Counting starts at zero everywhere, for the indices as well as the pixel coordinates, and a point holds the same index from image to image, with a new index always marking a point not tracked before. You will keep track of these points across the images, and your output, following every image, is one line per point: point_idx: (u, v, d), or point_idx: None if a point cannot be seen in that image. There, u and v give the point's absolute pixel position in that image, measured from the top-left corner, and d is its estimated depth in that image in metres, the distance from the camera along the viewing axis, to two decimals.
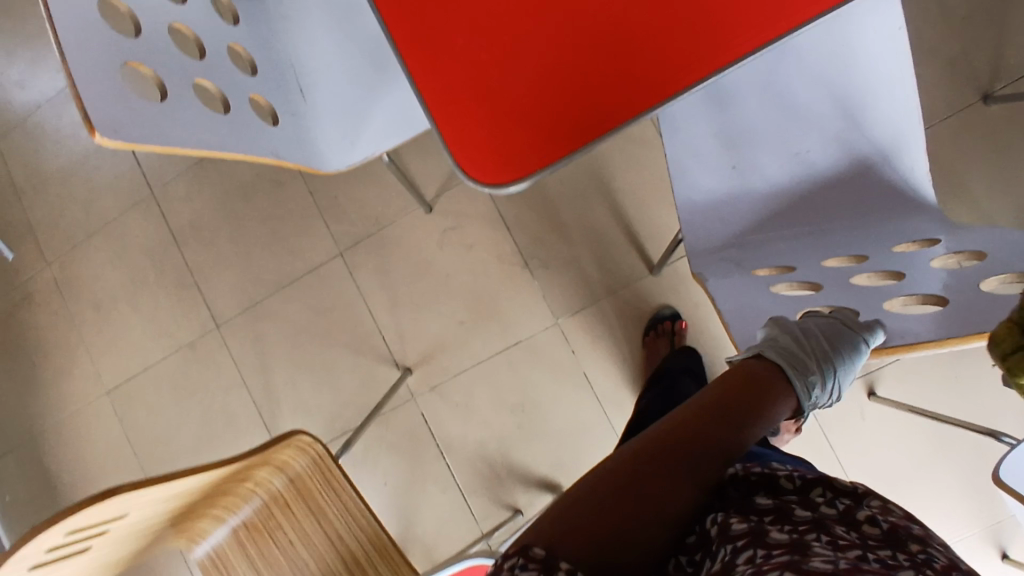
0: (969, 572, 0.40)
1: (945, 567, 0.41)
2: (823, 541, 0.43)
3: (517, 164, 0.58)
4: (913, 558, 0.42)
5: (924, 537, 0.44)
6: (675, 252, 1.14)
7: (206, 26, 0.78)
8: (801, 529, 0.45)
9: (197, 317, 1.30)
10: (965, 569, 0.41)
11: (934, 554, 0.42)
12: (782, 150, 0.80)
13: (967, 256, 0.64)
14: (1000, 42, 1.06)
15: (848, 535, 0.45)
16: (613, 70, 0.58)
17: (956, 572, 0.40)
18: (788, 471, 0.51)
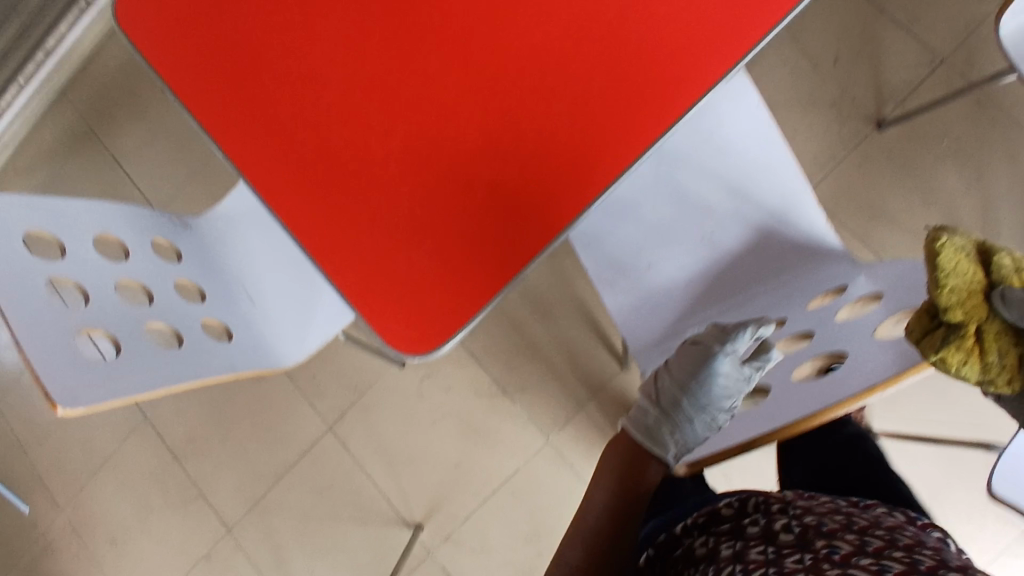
0: (858, 553, 0.57)
1: (842, 556, 0.57)
2: (747, 563, 0.61)
3: (438, 331, 0.70)
4: (819, 552, 0.58)
5: (829, 533, 0.61)
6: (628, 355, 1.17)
7: (151, 273, 0.87)
8: (731, 557, 0.63)
9: (209, 526, 1.31)
10: (855, 551, 0.57)
11: (834, 546, 0.59)
12: (687, 239, 0.85)
13: (866, 300, 0.72)
14: (874, 73, 1.12)
15: (767, 551, 0.62)
16: (494, 233, 0.71)
17: (848, 556, 0.57)
18: (729, 504, 0.72)
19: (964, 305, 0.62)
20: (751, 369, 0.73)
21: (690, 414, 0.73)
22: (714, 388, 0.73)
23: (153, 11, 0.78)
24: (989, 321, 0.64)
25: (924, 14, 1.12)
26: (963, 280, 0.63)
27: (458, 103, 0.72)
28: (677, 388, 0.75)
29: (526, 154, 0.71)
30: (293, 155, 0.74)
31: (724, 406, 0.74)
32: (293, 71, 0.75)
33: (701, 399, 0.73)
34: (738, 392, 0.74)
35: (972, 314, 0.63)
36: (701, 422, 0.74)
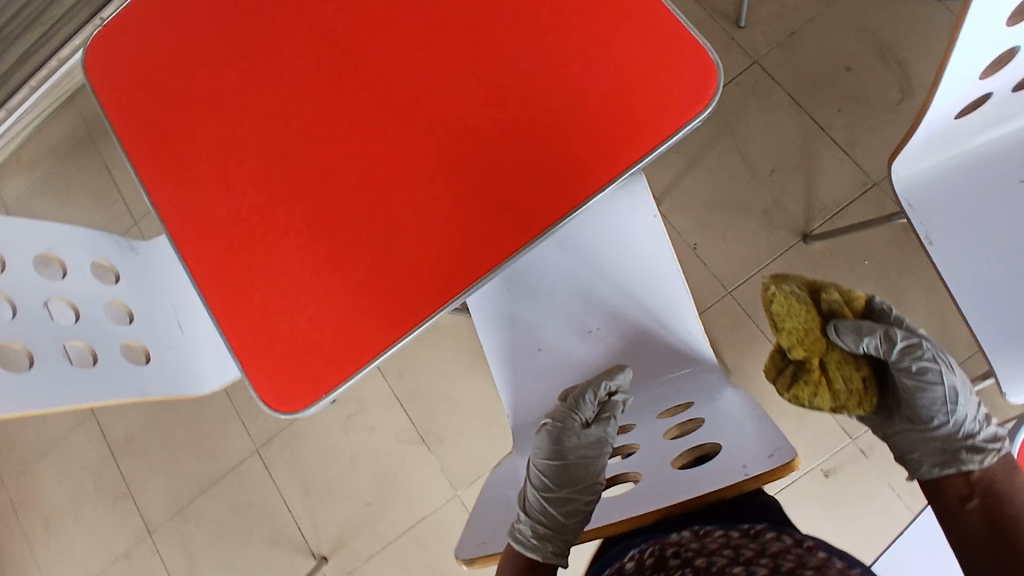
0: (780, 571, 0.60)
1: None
2: None
3: (308, 392, 0.74)
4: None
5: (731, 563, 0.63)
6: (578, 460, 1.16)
7: (85, 292, 0.94)
8: None
9: (132, 525, 1.37)
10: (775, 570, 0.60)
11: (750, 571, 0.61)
12: (577, 330, 0.90)
13: (689, 421, 0.77)
14: (808, 186, 1.17)
15: None
16: (373, 305, 0.74)
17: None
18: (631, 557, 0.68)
19: (804, 342, 0.78)
20: (598, 429, 0.78)
21: (555, 491, 0.74)
22: (574, 457, 0.76)
23: (114, 64, 0.86)
24: (831, 351, 0.80)
25: (863, 137, 1.17)
26: (801, 321, 0.79)
27: (353, 188, 0.77)
28: (541, 475, 0.76)
29: (402, 244, 0.75)
30: (204, 212, 0.80)
31: (588, 470, 0.76)
32: (218, 136, 0.81)
33: (559, 471, 0.75)
34: (597, 452, 0.77)
35: (812, 349, 0.79)
36: (572, 495, 0.75)
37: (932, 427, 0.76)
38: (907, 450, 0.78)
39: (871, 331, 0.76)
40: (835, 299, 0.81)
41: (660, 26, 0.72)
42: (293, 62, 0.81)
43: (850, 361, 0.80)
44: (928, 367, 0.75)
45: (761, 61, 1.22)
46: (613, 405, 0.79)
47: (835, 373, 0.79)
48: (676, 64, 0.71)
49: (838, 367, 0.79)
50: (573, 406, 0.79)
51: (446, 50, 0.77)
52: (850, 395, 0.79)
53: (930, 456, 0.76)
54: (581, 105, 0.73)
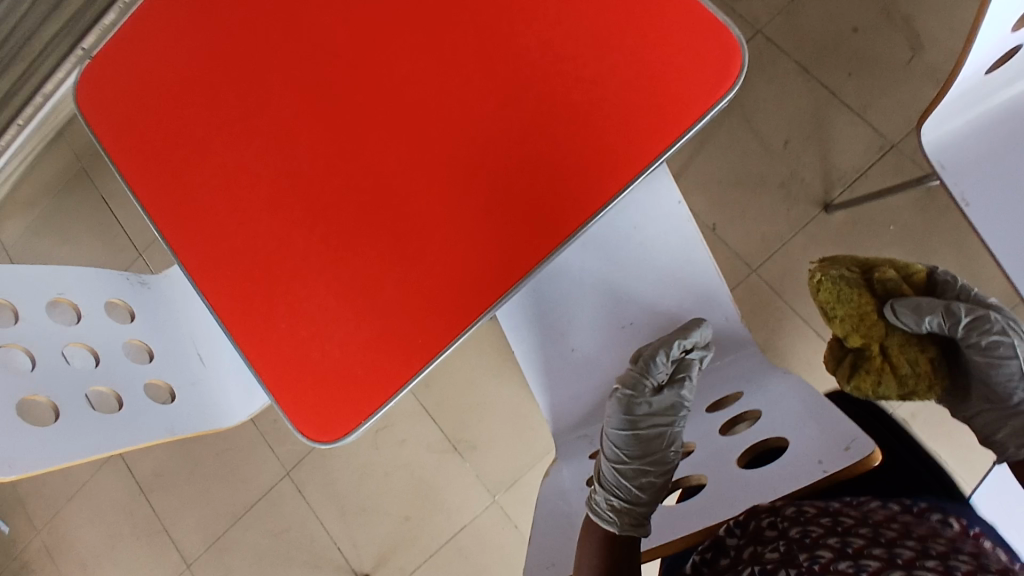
0: (880, 541, 0.58)
1: (861, 546, 0.58)
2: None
3: (346, 420, 0.72)
4: (837, 544, 0.58)
5: (827, 529, 0.61)
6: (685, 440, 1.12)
7: (103, 334, 0.91)
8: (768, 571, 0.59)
9: (170, 560, 1.36)
10: (874, 540, 0.58)
11: (849, 539, 0.59)
12: (609, 325, 0.88)
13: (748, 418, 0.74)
14: (824, 155, 1.14)
15: (788, 556, 0.59)
16: (404, 325, 0.73)
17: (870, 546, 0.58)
18: (728, 527, 0.66)
19: (860, 329, 0.87)
20: (670, 394, 0.77)
21: (630, 463, 0.73)
22: (646, 428, 0.75)
23: (106, 99, 0.83)
24: (892, 334, 0.86)
25: (876, 100, 1.14)
26: (855, 307, 0.88)
27: (369, 205, 0.74)
28: (615, 446, 0.75)
29: (428, 260, 0.73)
30: (218, 245, 0.78)
31: (661, 439, 0.75)
32: (223, 164, 0.79)
33: (633, 441, 0.74)
34: (671, 419, 0.76)
35: (869, 334, 0.87)
36: (646, 465, 0.74)
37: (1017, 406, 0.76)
38: (995, 431, 0.78)
39: (931, 310, 0.79)
40: (890, 278, 0.87)
41: (673, 7, 0.69)
42: (293, 80, 0.78)
43: (914, 342, 0.85)
44: (998, 339, 0.75)
45: (764, 30, 1.18)
46: (686, 367, 0.78)
47: (897, 357, 0.85)
48: (695, 46, 0.68)
49: (900, 350, 0.85)
50: (645, 370, 0.77)
51: (451, 53, 0.74)
52: (918, 377, 0.84)
53: (1015, 436, 0.76)
54: (599, 98, 0.70)
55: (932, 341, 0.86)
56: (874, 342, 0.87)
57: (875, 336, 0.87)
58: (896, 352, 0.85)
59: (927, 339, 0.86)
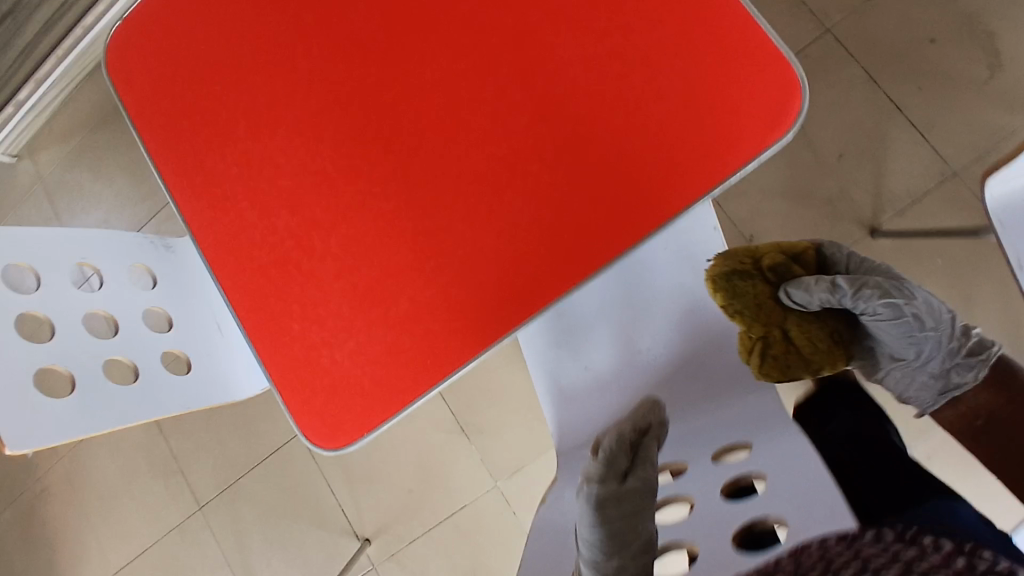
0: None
1: None
2: None
3: (352, 429, 0.72)
4: None
5: None
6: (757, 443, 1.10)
7: (123, 302, 0.92)
8: None
9: (183, 501, 1.41)
10: None
11: None
12: (626, 345, 0.89)
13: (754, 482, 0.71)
14: (878, 174, 1.08)
15: None
16: (417, 341, 0.71)
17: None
18: None
19: (759, 319, 0.80)
20: (639, 478, 0.65)
21: (609, 563, 0.57)
22: (618, 515, 0.61)
23: (135, 69, 0.81)
24: (790, 320, 0.79)
25: (943, 120, 1.06)
26: (750, 298, 0.80)
27: (390, 215, 0.72)
28: (589, 548, 0.59)
29: (443, 279, 0.70)
30: (237, 237, 0.76)
31: (639, 528, 0.60)
32: (247, 151, 0.76)
33: (607, 537, 0.59)
34: (643, 503, 0.63)
35: (768, 321, 0.80)
36: (626, 563, 0.58)
37: (926, 359, 0.74)
38: (905, 389, 0.79)
39: (816, 284, 0.73)
40: (777, 259, 0.80)
41: (729, 36, 0.64)
42: (322, 72, 0.74)
43: (813, 319, 0.78)
44: (886, 305, 0.68)
45: (833, 30, 1.10)
46: (647, 446, 0.69)
47: (799, 339, 0.79)
48: (748, 83, 0.63)
49: (800, 330, 0.79)
50: (606, 460, 0.67)
51: (487, 61, 0.70)
52: (822, 351, 0.79)
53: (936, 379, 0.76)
54: (640, 127, 0.65)
55: (832, 317, 0.79)
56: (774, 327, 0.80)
57: (773, 321, 0.80)
58: (796, 331, 0.79)
59: (826, 315, 0.79)
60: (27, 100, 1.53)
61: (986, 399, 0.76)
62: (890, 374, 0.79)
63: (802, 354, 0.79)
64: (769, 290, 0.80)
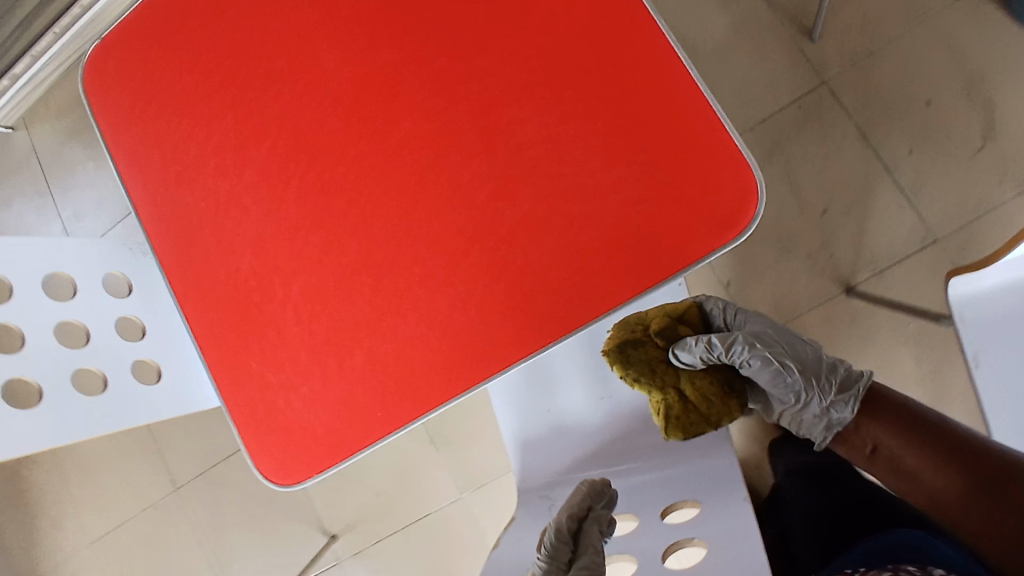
0: None
1: None
2: None
3: (306, 468, 0.75)
4: None
5: None
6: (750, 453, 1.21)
7: (97, 312, 0.94)
8: None
9: (161, 480, 1.43)
10: None
11: None
12: (591, 393, 0.88)
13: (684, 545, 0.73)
14: (859, 234, 1.07)
15: None
16: (371, 392, 0.73)
17: None
18: None
19: (653, 381, 0.80)
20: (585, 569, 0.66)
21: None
22: None
23: (122, 93, 0.82)
24: (682, 379, 0.80)
25: (929, 183, 1.05)
26: (642, 362, 0.80)
27: (353, 267, 0.73)
28: None
29: (399, 335, 0.72)
30: (209, 270, 0.78)
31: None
32: (222, 186, 0.78)
33: None
34: None
35: (662, 381, 0.80)
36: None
37: (804, 400, 0.81)
38: (799, 425, 0.85)
39: (696, 344, 0.78)
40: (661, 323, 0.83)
41: (698, 133, 0.65)
42: (302, 116, 0.76)
43: (703, 373, 0.81)
44: (757, 356, 0.78)
45: (829, 82, 1.09)
46: (588, 532, 0.69)
47: (696, 395, 0.80)
48: (704, 182, 0.64)
49: (695, 386, 0.80)
50: (549, 554, 0.67)
51: (461, 125, 0.71)
52: (717, 403, 0.81)
53: (842, 409, 0.81)
54: (595, 210, 0.67)
55: (718, 373, 0.83)
56: (670, 388, 0.80)
57: (669, 382, 0.80)
58: (691, 388, 0.80)
59: (711, 370, 0.82)
60: (25, 73, 1.52)
61: (878, 428, 0.79)
62: (782, 413, 0.86)
63: (701, 412, 0.80)
64: (661, 350, 0.81)
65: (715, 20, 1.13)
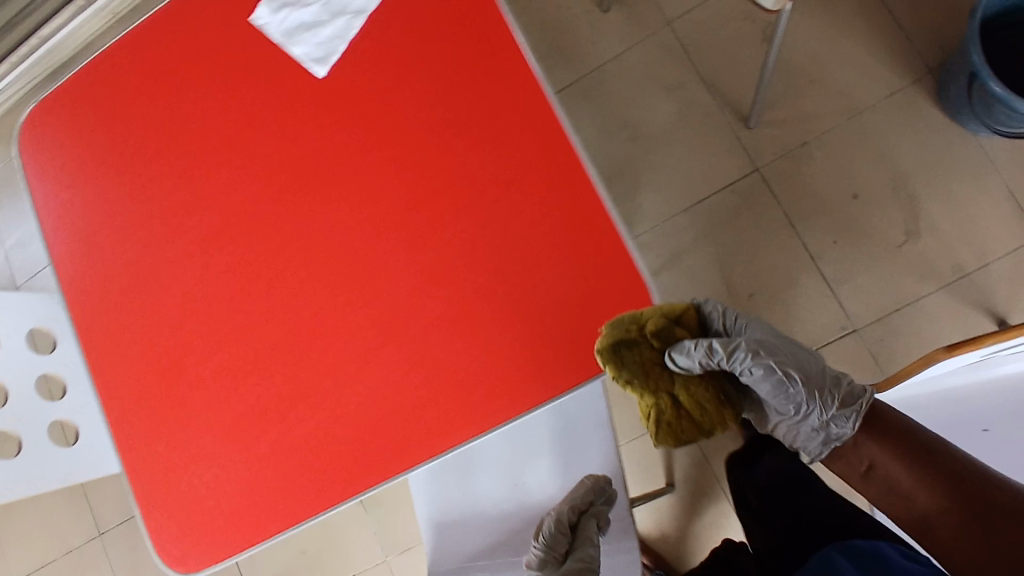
0: None
1: None
2: None
3: (202, 556, 0.74)
4: None
5: None
6: (654, 519, 1.20)
7: (20, 368, 0.92)
8: None
9: (84, 523, 1.32)
10: None
11: None
12: (504, 480, 0.88)
13: None
14: (786, 320, 1.09)
15: None
16: (274, 484, 0.72)
17: None
18: None
19: (645, 387, 0.71)
20: (579, 561, 0.73)
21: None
22: None
23: (46, 158, 0.81)
24: (674, 383, 0.71)
25: (853, 275, 1.09)
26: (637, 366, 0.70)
27: (266, 354, 0.73)
28: None
29: (305, 428, 0.72)
30: (125, 344, 0.78)
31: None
32: (142, 262, 0.78)
33: None
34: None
35: (652, 386, 0.71)
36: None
37: (804, 412, 0.73)
38: (795, 439, 0.76)
39: (695, 347, 0.68)
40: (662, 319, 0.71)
41: (604, 256, 0.67)
42: (225, 198, 0.75)
43: (698, 380, 0.71)
44: (760, 365, 0.70)
45: (762, 169, 1.12)
46: (586, 527, 0.75)
47: (688, 402, 0.71)
48: (610, 299, 0.67)
49: (691, 395, 0.71)
50: (547, 544, 0.75)
51: (380, 224, 0.72)
52: (712, 413, 0.72)
53: (842, 419, 0.72)
54: (505, 319, 0.68)
55: (717, 380, 0.74)
56: (662, 394, 0.71)
57: (662, 387, 0.71)
58: (684, 396, 0.71)
59: (710, 375, 0.73)
60: None
61: (877, 448, 0.70)
62: (779, 424, 0.77)
63: (694, 419, 0.72)
64: (654, 351, 0.70)
65: (659, 101, 1.16)
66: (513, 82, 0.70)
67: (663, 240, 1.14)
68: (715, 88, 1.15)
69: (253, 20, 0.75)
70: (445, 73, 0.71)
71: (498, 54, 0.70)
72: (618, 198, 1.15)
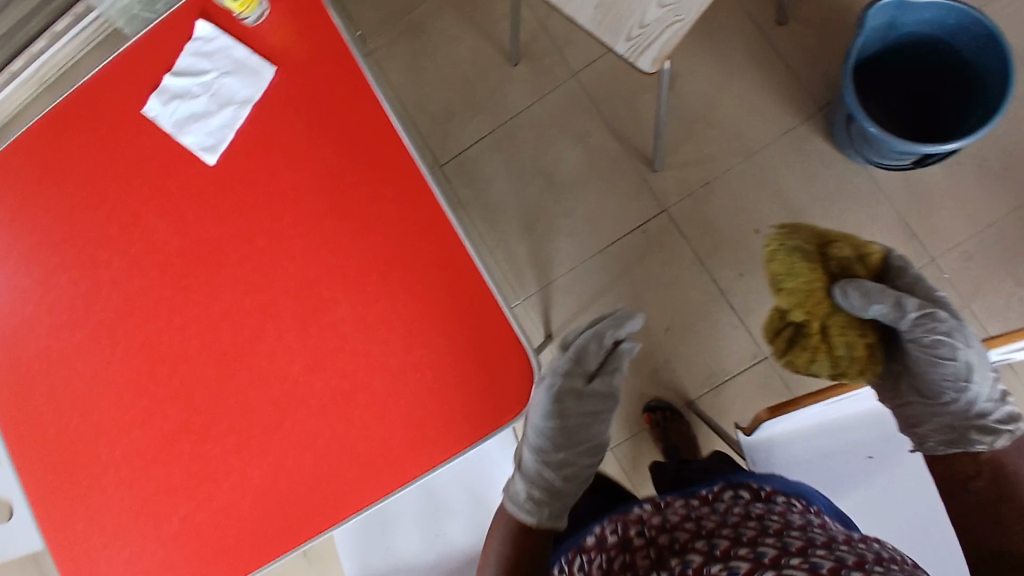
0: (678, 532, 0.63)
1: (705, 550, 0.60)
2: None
3: None
4: None
5: None
6: None
7: None
8: None
9: None
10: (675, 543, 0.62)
11: None
12: (424, 533, 0.91)
13: None
14: (700, 352, 1.14)
15: None
16: (184, 559, 0.74)
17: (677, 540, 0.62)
18: None
19: (804, 305, 0.82)
20: (604, 384, 0.76)
21: (555, 453, 0.72)
22: (578, 423, 0.74)
23: None
24: (834, 315, 0.81)
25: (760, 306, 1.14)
26: (802, 284, 0.82)
27: (171, 434, 0.76)
28: (541, 438, 0.73)
29: (211, 502, 0.74)
30: (32, 432, 0.79)
31: (588, 424, 0.74)
32: (48, 350, 0.80)
33: (557, 433, 0.73)
34: (602, 408, 0.75)
35: (811, 312, 0.82)
36: (570, 456, 0.73)
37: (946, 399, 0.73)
38: (920, 427, 0.76)
39: (881, 296, 0.75)
40: (843, 256, 0.84)
41: (485, 325, 0.71)
42: (127, 284, 0.78)
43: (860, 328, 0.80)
44: (942, 340, 0.72)
45: (669, 209, 1.17)
46: (618, 356, 0.76)
47: (836, 338, 0.80)
48: (491, 364, 0.71)
49: (841, 331, 0.80)
50: (575, 357, 0.76)
51: (274, 302, 0.75)
52: (860, 360, 0.79)
53: (982, 431, 0.71)
54: (392, 390, 0.72)
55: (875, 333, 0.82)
56: (816, 318, 0.81)
57: (818, 314, 0.81)
58: (835, 327, 0.80)
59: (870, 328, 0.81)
60: None
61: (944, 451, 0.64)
62: (912, 404, 0.77)
63: (836, 357, 0.80)
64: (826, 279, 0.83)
65: (570, 149, 1.21)
66: (393, 164, 0.74)
67: (580, 281, 1.18)
68: (620, 135, 1.20)
69: (146, 113, 0.79)
70: (329, 159, 0.75)
71: (378, 141, 0.74)
72: (536, 243, 1.20)
